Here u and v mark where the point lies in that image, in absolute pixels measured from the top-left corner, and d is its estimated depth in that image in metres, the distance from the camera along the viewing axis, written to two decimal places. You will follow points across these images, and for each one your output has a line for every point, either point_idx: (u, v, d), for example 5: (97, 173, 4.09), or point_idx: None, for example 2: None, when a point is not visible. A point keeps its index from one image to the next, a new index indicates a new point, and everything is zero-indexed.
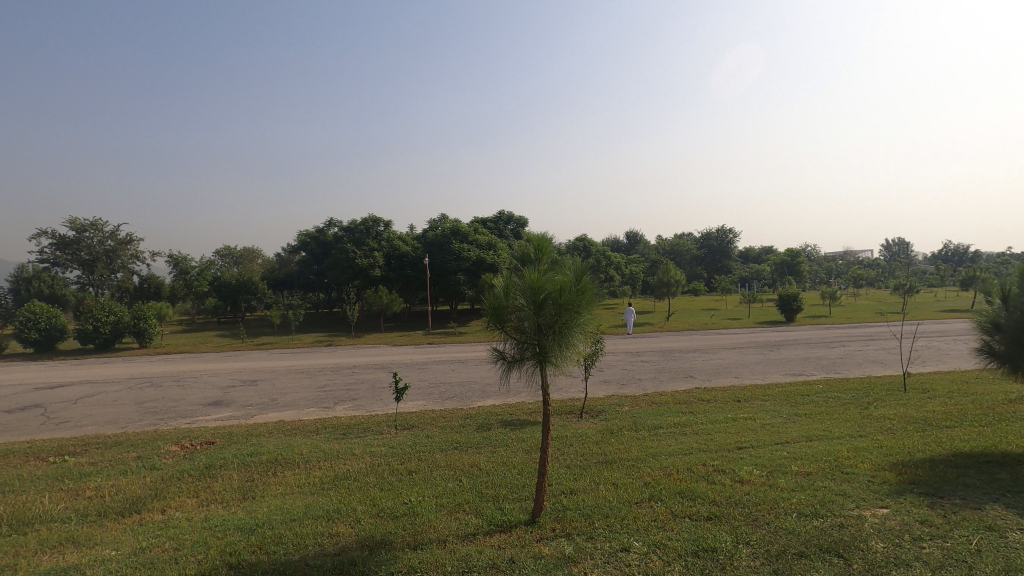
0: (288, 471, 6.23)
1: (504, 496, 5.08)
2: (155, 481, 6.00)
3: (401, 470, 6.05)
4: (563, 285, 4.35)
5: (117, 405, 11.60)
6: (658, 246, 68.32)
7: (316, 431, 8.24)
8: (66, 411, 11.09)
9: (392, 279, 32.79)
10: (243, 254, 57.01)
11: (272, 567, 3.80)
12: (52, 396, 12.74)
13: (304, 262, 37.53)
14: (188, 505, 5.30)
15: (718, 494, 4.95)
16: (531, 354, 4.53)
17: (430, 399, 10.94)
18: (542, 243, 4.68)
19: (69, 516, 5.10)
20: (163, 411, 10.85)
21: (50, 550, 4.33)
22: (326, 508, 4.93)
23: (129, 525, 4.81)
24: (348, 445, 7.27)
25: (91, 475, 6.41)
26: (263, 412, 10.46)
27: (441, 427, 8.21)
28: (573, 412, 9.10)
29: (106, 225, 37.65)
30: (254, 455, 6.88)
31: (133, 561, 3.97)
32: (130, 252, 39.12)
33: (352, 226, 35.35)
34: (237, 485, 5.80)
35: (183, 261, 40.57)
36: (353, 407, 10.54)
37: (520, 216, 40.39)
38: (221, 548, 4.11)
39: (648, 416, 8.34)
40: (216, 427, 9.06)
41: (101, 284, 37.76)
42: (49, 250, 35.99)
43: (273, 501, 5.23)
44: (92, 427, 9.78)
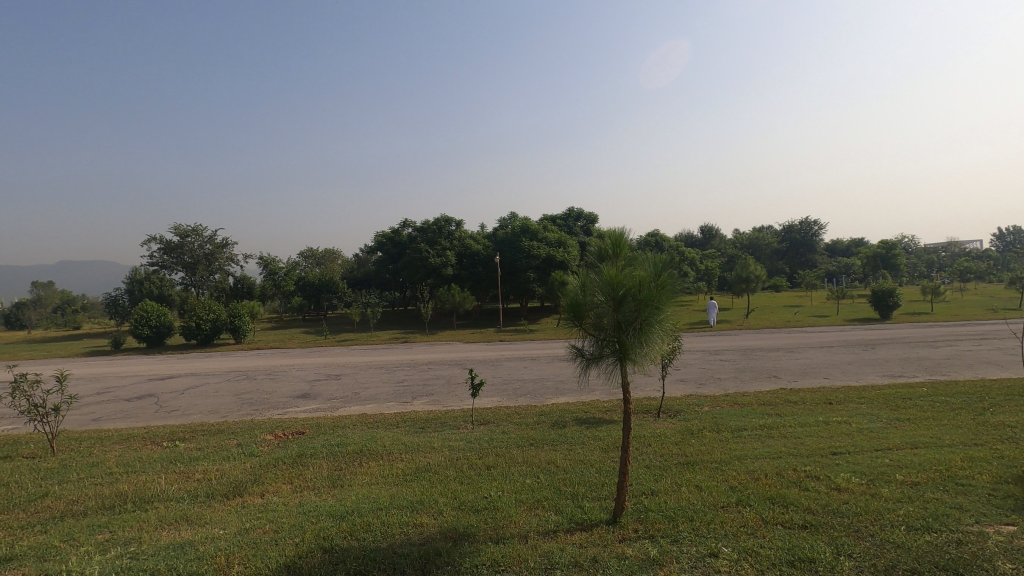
0: (372, 462, 6.49)
1: (583, 494, 5.04)
2: (252, 467, 6.45)
3: (479, 465, 6.15)
4: (642, 281, 4.25)
5: (217, 396, 12.55)
6: (734, 240, 65.22)
7: (396, 424, 8.54)
8: (176, 401, 12.15)
9: (463, 278, 33.41)
10: (324, 255, 60.09)
11: (363, 553, 3.97)
12: (163, 386, 14.02)
13: (381, 262, 39.13)
14: (282, 490, 5.65)
15: (813, 501, 4.65)
16: (610, 351, 4.46)
17: (504, 396, 11.03)
18: (620, 239, 4.58)
19: (182, 495, 5.59)
20: (258, 402, 11.64)
21: (167, 527, 4.76)
22: (409, 499, 5.09)
23: (233, 507, 5.19)
24: (427, 439, 7.48)
25: (198, 459, 6.98)
26: (347, 405, 10.97)
27: (516, 423, 8.28)
28: (649, 412, 8.88)
29: (205, 231, 40.81)
30: (340, 445, 7.24)
31: (239, 541, 4.28)
32: (226, 255, 42.41)
33: (424, 226, 36.39)
34: (326, 473, 6.11)
35: (272, 262, 43.44)
36: (429, 403, 10.83)
37: (590, 213, 40.08)
38: (315, 533, 4.34)
39: (730, 417, 7.96)
40: (305, 418, 9.61)
41: (201, 285, 41.17)
42: (158, 254, 39.59)
43: (360, 490, 5.48)
44: (198, 416, 10.67)
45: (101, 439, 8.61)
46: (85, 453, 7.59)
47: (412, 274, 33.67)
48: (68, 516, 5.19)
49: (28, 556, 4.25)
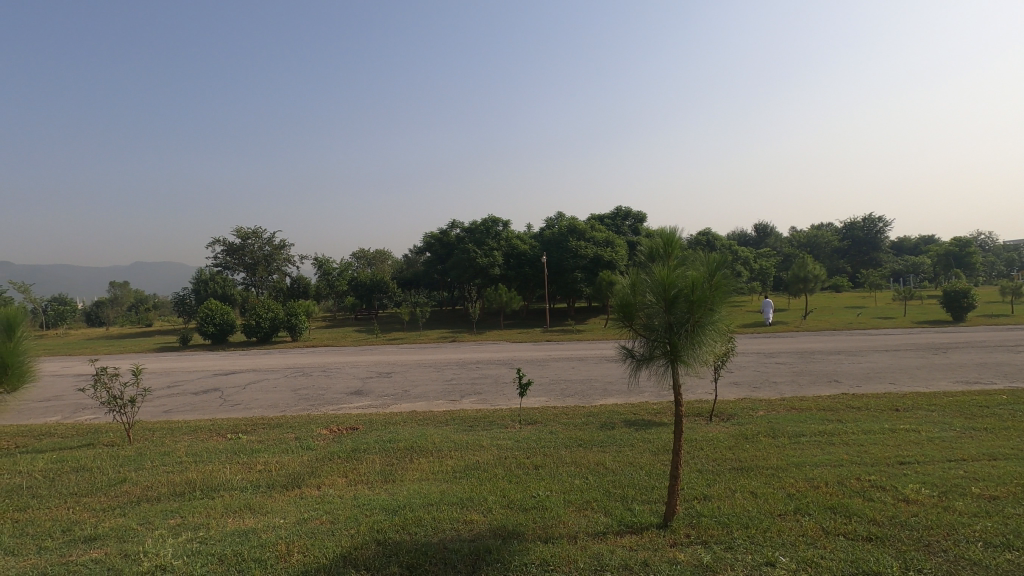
0: (422, 458, 6.63)
1: (633, 497, 4.98)
2: (310, 460, 6.72)
3: (528, 464, 6.18)
4: (696, 281, 4.16)
5: (276, 391, 13.11)
6: (791, 238, 62.64)
7: (446, 422, 8.67)
8: (238, 395, 12.77)
9: (510, 278, 33.55)
10: (374, 255, 61.67)
11: (415, 547, 4.07)
12: (226, 381, 14.77)
13: (429, 262, 39.84)
14: (338, 483, 5.86)
15: (879, 512, 4.43)
16: (661, 352, 4.38)
17: (551, 396, 11.01)
18: (672, 238, 4.51)
19: (245, 485, 5.88)
20: (313, 398, 12.08)
21: (232, 514, 5.02)
22: (459, 495, 5.18)
23: (292, 498, 5.42)
24: (476, 437, 7.57)
25: (259, 451, 7.32)
26: (397, 403, 11.23)
27: (564, 424, 8.25)
28: (702, 415, 8.66)
29: (265, 233, 42.64)
30: (391, 441, 7.43)
31: (298, 530, 4.46)
32: (284, 256, 44.20)
33: (472, 226, 36.79)
34: (379, 468, 6.29)
35: (326, 263, 44.95)
36: (477, 402, 10.93)
37: (639, 212, 39.45)
38: (369, 526, 4.48)
39: (788, 423, 7.66)
40: (358, 414, 9.90)
41: (260, 284, 43.07)
42: (221, 255, 41.68)
43: (411, 485, 5.60)
44: (258, 410, 11.18)
45: (171, 429, 9.15)
46: (158, 443, 8.09)
47: (460, 274, 34.07)
48: (144, 500, 5.56)
49: (109, 536, 4.57)
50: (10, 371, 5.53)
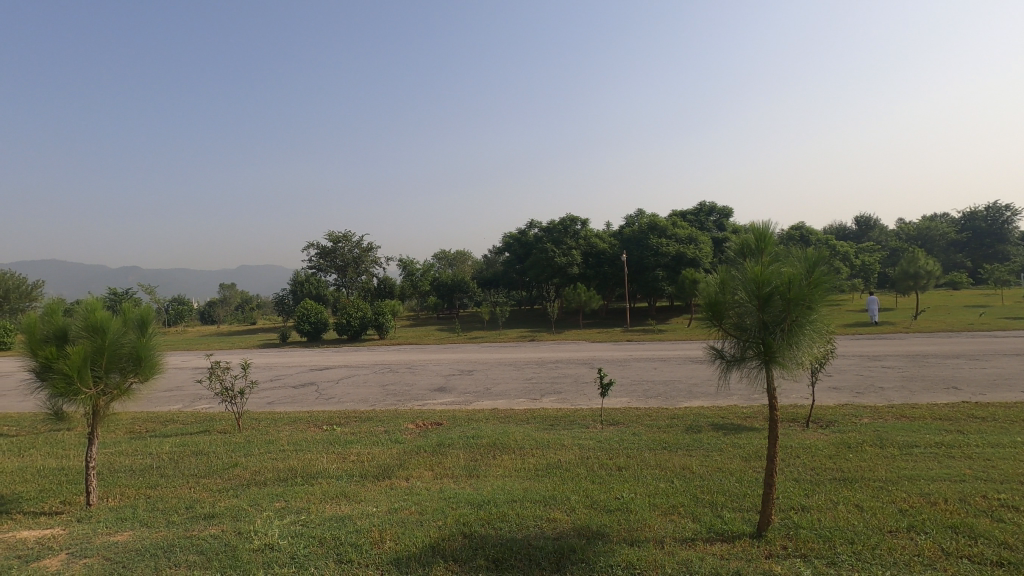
0: (505, 455, 6.73)
1: (724, 504, 4.78)
2: (398, 453, 7.01)
3: (611, 465, 6.09)
4: (792, 278, 3.91)
5: (366, 386, 13.82)
6: (899, 230, 57.34)
7: (527, 421, 8.75)
8: (332, 389, 13.59)
9: (589, 277, 33.23)
10: (455, 256, 63.29)
11: (501, 542, 4.14)
12: (322, 376, 15.78)
13: (508, 262, 40.37)
14: (425, 476, 6.08)
15: (1011, 535, 3.95)
16: (754, 353, 4.17)
17: (634, 397, 10.81)
18: (765, 233, 4.27)
19: (341, 474, 6.25)
20: (400, 393, 12.61)
21: (330, 500, 5.36)
22: (543, 493, 5.20)
23: (383, 487, 5.70)
24: (557, 436, 7.58)
25: (352, 443, 7.75)
26: (479, 400, 11.47)
27: (647, 426, 8.06)
28: (797, 420, 8.16)
29: (354, 236, 45.00)
30: (475, 437, 7.60)
31: (389, 519, 4.68)
32: (371, 258, 46.43)
33: (550, 225, 36.82)
34: (463, 463, 6.46)
35: (410, 263, 46.72)
36: (558, 401, 10.92)
37: (724, 207, 37.80)
38: (455, 518, 4.61)
39: (897, 432, 7.04)
40: (442, 410, 10.22)
41: (350, 285, 45.50)
42: (316, 258, 44.48)
43: (496, 481, 5.70)
44: (350, 403, 11.83)
45: (275, 419, 9.90)
46: (263, 432, 8.77)
47: (538, 274, 34.19)
48: (253, 484, 6.07)
49: (225, 515, 5.02)
50: (144, 362, 5.90)
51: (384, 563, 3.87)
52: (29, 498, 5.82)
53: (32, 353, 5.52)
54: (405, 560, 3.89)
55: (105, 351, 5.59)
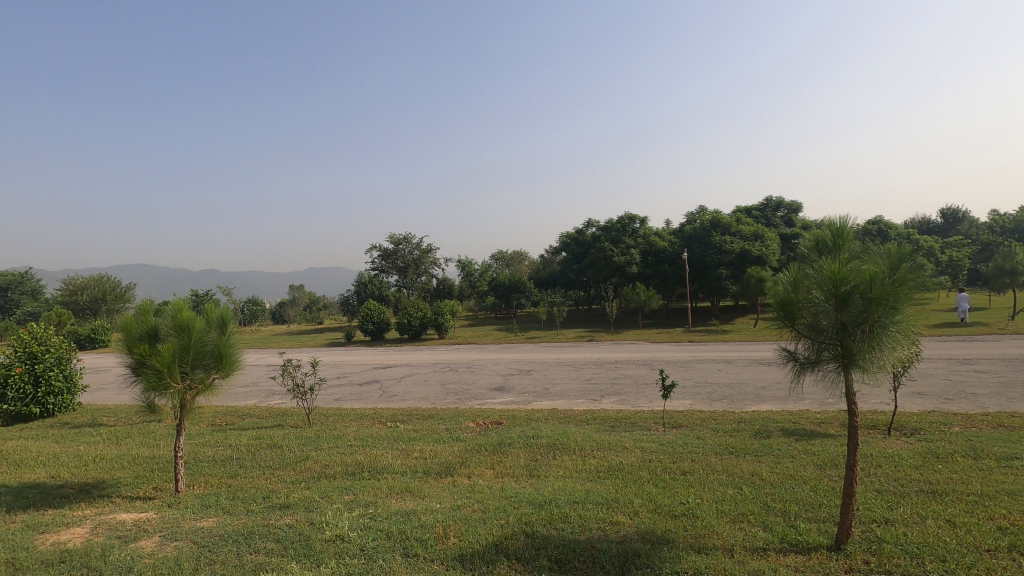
0: (566, 456, 6.70)
1: (798, 513, 4.55)
2: (459, 451, 7.11)
3: (674, 469, 5.94)
4: (873, 277, 3.67)
5: (427, 385, 14.14)
6: (992, 223, 52.70)
7: (587, 422, 8.67)
8: (395, 387, 13.99)
9: (649, 277, 32.52)
10: (512, 256, 63.69)
11: (563, 543, 4.12)
12: (385, 374, 16.27)
13: (565, 262, 40.19)
14: (486, 474, 6.14)
15: None
16: (830, 355, 3.95)
17: (698, 400, 10.49)
18: (843, 229, 4.03)
19: (405, 470, 6.42)
20: (460, 392, 12.81)
21: (396, 495, 5.51)
22: (605, 495, 5.14)
23: (446, 484, 5.81)
24: (618, 438, 7.46)
25: (415, 440, 7.95)
26: (538, 400, 11.48)
27: (712, 429, 7.81)
28: (877, 428, 7.66)
29: (414, 239, 46.16)
30: (535, 437, 7.61)
31: (453, 516, 4.75)
32: (431, 259, 47.44)
33: (608, 224, 36.34)
34: (524, 463, 6.48)
35: (468, 264, 47.42)
36: (619, 403, 10.75)
37: (793, 201, 36.07)
38: (518, 517, 4.64)
39: (994, 443, 6.46)
40: (501, 410, 10.29)
41: (411, 286, 46.67)
42: (378, 260, 45.97)
43: (557, 482, 5.69)
44: (412, 401, 12.15)
45: (342, 415, 10.30)
46: (331, 427, 9.14)
47: (596, 274, 33.80)
48: (323, 477, 6.34)
49: (299, 506, 5.27)
50: (224, 359, 6.27)
51: (449, 559, 3.94)
52: (126, 484, 6.34)
53: (129, 350, 6.00)
54: (469, 557, 3.95)
55: (190, 349, 5.99)
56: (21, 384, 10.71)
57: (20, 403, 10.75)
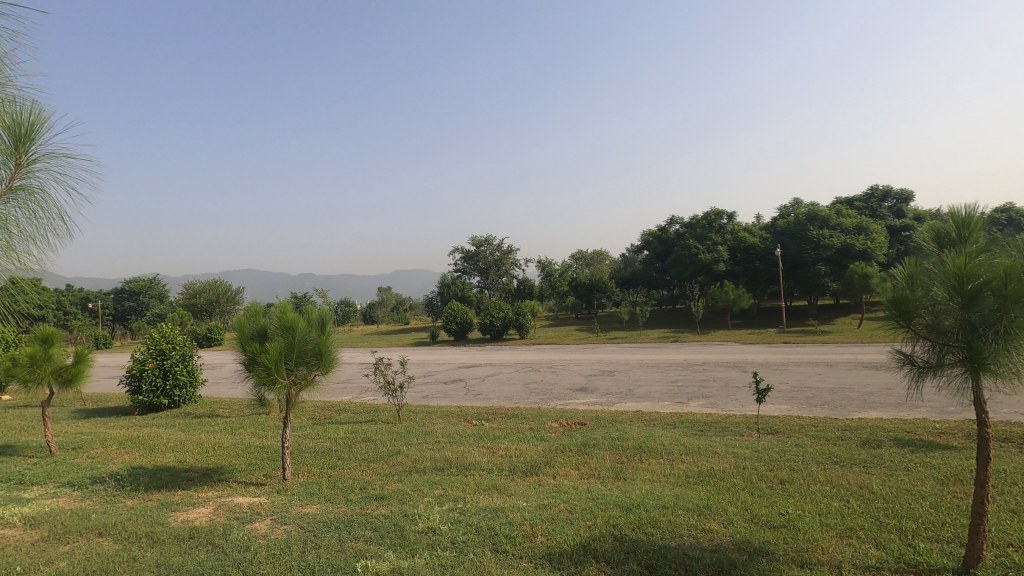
0: (653, 459, 6.54)
1: (916, 532, 4.16)
2: (544, 451, 7.14)
3: (771, 478, 5.62)
4: (1009, 272, 3.28)
5: (510, 384, 14.32)
6: None
7: (675, 425, 8.41)
8: (479, 386, 14.29)
9: (738, 275, 30.98)
10: (592, 256, 63.21)
11: (654, 548, 4.03)
12: (470, 373, 16.67)
13: (648, 261, 39.24)
14: (571, 475, 6.13)
15: None
16: (954, 359, 3.58)
17: (795, 405, 9.87)
18: (970, 219, 3.64)
19: (492, 467, 6.54)
20: (543, 392, 12.86)
21: (484, 492, 5.63)
22: (695, 502, 4.96)
23: (532, 483, 5.86)
24: (709, 442, 7.17)
25: (500, 438, 8.07)
26: (622, 402, 11.28)
27: (814, 437, 7.32)
28: (1010, 441, 6.83)
29: (495, 240, 46.94)
30: (620, 439, 7.49)
31: (540, 514, 4.79)
32: (512, 261, 48.02)
33: (693, 220, 35.03)
34: (610, 465, 6.39)
35: (548, 264, 47.54)
36: (708, 406, 10.33)
37: (903, 190, 33.04)
38: (605, 519, 4.59)
39: None
40: (585, 410, 10.23)
41: (492, 286, 47.49)
42: (461, 262, 47.20)
43: (644, 485, 5.57)
44: (496, 400, 12.36)
45: (430, 412, 10.68)
46: (420, 423, 9.49)
47: (681, 272, 32.69)
48: (414, 471, 6.60)
49: (393, 498, 5.53)
50: (324, 357, 6.69)
51: (537, 557, 3.98)
52: (242, 470, 6.94)
53: (242, 348, 6.57)
54: (558, 557, 3.96)
55: (295, 347, 6.47)
56: (153, 377, 12.05)
57: (152, 394, 12.08)
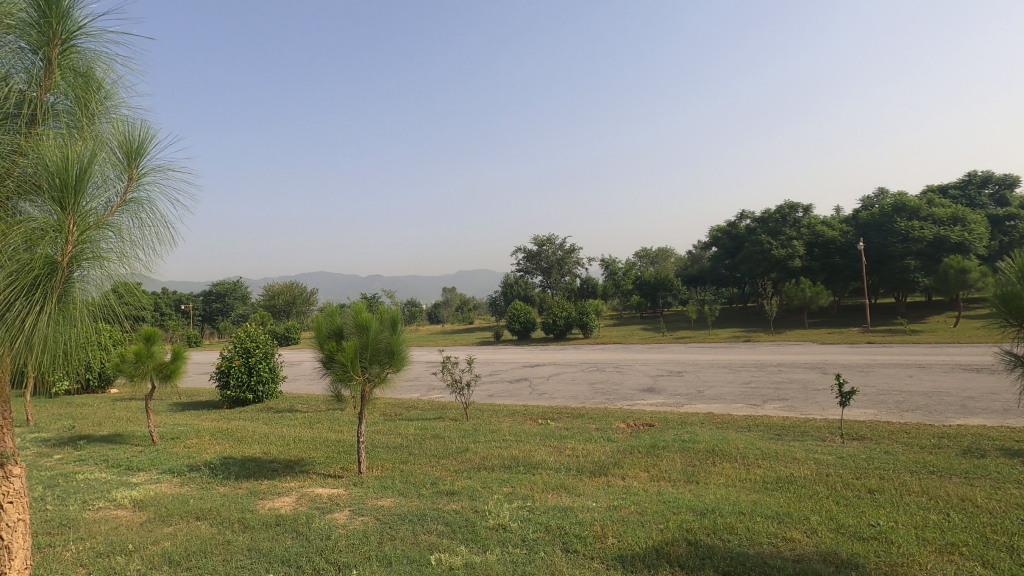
0: (726, 463, 6.31)
1: None
2: (612, 452, 7.05)
3: (859, 487, 5.27)
4: None
5: (575, 384, 14.24)
6: None
7: (750, 428, 8.07)
8: (544, 385, 14.31)
9: (815, 271, 29.31)
10: (657, 254, 61.77)
11: (731, 555, 3.89)
12: (534, 372, 16.72)
13: (716, 257, 37.91)
14: (641, 477, 6.02)
15: None
16: None
17: (883, 409, 9.24)
18: None
19: (559, 467, 6.53)
20: (608, 392, 12.69)
21: (551, 491, 5.64)
22: (775, 509, 4.74)
23: (600, 484, 5.80)
24: (787, 447, 6.83)
25: (566, 438, 8.05)
26: (692, 403, 10.96)
27: (906, 444, 6.81)
28: None
29: (558, 239, 46.83)
30: (691, 441, 7.28)
31: (610, 516, 4.74)
32: (574, 260, 47.73)
33: (765, 214, 33.49)
34: (681, 467, 6.23)
35: (612, 262, 46.91)
36: (785, 409, 9.86)
37: (1006, 175, 30.13)
38: (678, 523, 4.48)
39: None
40: (653, 411, 10.01)
41: (555, 286, 47.41)
42: (524, 261, 47.45)
43: (717, 490, 5.39)
44: (561, 400, 12.33)
45: (496, 411, 10.80)
46: (487, 422, 9.61)
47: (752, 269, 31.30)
48: (483, 468, 6.70)
49: (463, 494, 5.64)
50: (396, 356, 6.91)
51: (609, 558, 3.94)
52: (321, 463, 7.31)
53: (320, 346, 6.91)
54: (630, 559, 3.91)
55: (369, 346, 6.74)
56: (239, 374, 12.92)
57: (238, 389, 12.94)
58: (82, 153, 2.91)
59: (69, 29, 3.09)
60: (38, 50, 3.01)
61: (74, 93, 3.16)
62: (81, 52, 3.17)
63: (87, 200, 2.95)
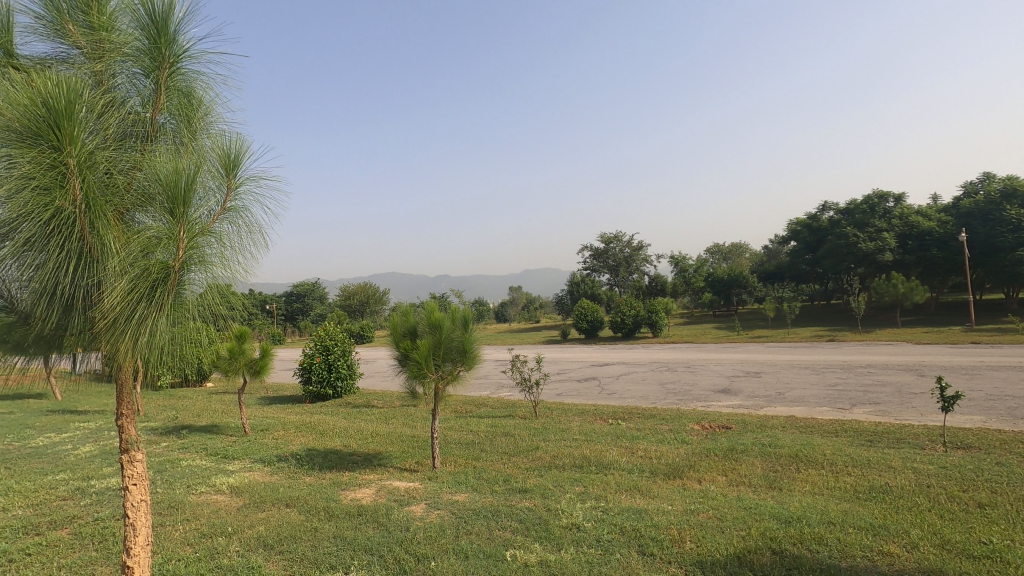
0: (812, 469, 5.97)
1: None
2: (686, 454, 6.84)
3: (967, 500, 4.82)
4: None
5: (645, 384, 13.95)
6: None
7: (837, 433, 7.60)
8: (613, 385, 14.12)
9: (909, 265, 27.12)
10: (731, 250, 59.29)
11: (820, 566, 3.68)
12: (603, 372, 16.52)
13: (796, 252, 35.93)
14: (719, 481, 5.81)
15: None
16: None
17: (992, 416, 8.41)
18: None
19: (632, 467, 6.42)
20: (681, 393, 12.33)
21: (625, 492, 5.55)
22: (868, 520, 4.43)
23: (675, 487, 5.65)
24: (881, 454, 6.37)
25: (638, 438, 7.90)
26: (771, 405, 10.45)
27: (1020, 455, 6.17)
28: None
29: (625, 236, 46.04)
30: (772, 445, 6.94)
31: (687, 519, 4.60)
32: (643, 257, 46.74)
33: (850, 206, 31.41)
34: (761, 472, 5.96)
35: (682, 259, 45.56)
36: (876, 414, 9.19)
37: None
38: (761, 531, 4.28)
39: None
40: (729, 414, 9.62)
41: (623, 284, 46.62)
42: (590, 260, 47.03)
43: (803, 497, 5.10)
44: (632, 400, 12.11)
45: (566, 410, 10.76)
46: (556, 421, 9.60)
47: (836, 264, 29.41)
48: (554, 467, 6.70)
49: (535, 491, 5.67)
50: (468, 355, 7.07)
51: (688, 563, 3.84)
52: (398, 457, 7.57)
53: (396, 344, 7.17)
54: (709, 565, 3.78)
55: (442, 345, 6.91)
56: (320, 370, 13.64)
57: (319, 385, 13.66)
58: (189, 167, 3.17)
59: (176, 54, 3.37)
60: (149, 75, 3.29)
61: (178, 112, 3.43)
62: (185, 75, 3.45)
63: (194, 210, 3.22)
